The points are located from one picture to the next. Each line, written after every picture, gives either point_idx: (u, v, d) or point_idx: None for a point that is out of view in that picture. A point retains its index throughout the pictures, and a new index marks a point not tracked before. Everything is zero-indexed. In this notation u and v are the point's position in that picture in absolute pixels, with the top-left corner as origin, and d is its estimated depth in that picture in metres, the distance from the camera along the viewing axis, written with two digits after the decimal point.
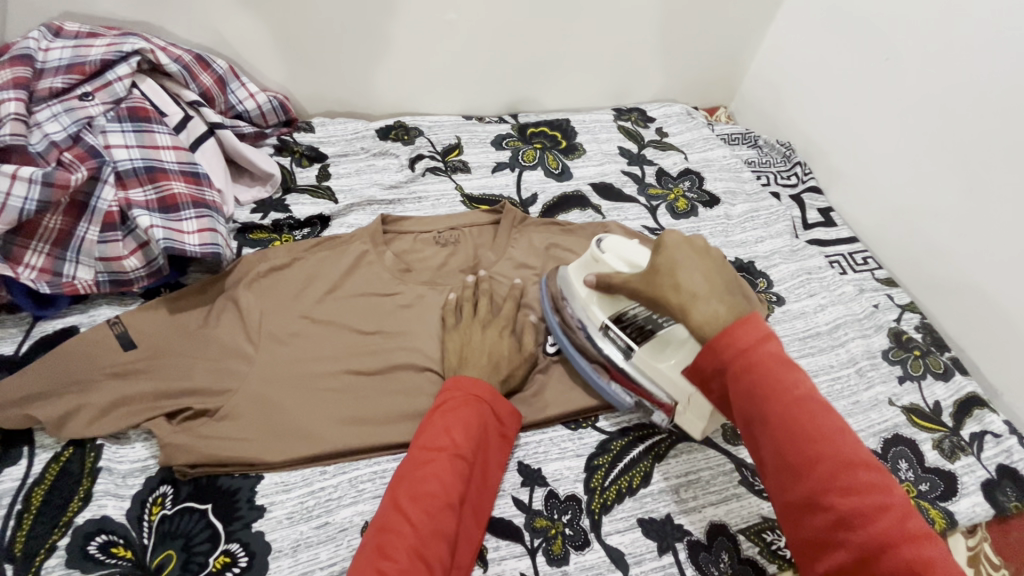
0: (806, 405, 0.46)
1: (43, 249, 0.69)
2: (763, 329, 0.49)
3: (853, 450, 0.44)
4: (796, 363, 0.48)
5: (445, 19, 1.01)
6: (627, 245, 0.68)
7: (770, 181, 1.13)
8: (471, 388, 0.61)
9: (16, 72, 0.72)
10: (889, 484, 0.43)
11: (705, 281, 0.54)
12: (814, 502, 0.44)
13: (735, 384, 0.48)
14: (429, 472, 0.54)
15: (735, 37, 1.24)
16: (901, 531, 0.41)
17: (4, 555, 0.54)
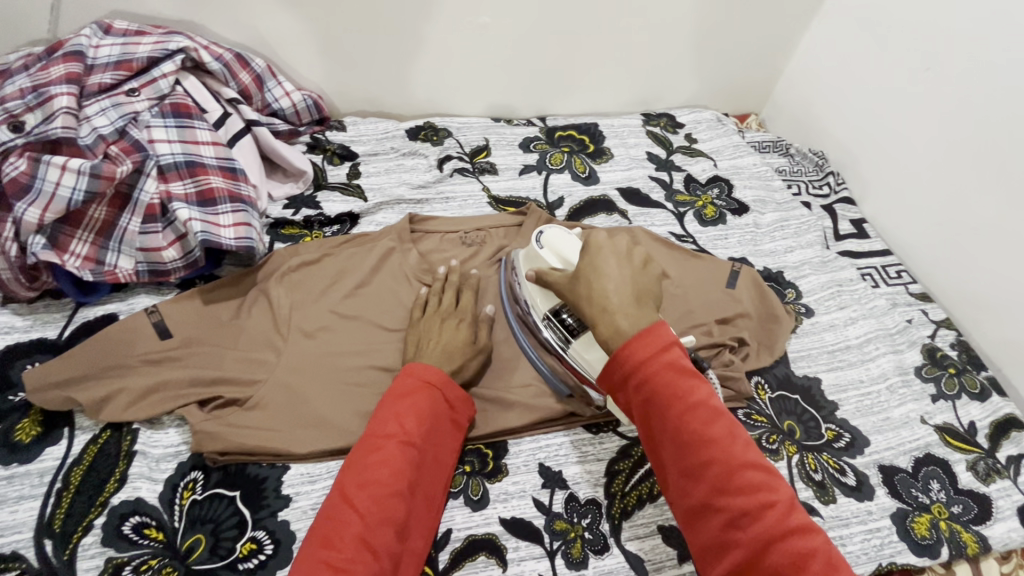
0: (700, 412, 0.48)
1: (87, 238, 0.72)
2: (665, 338, 0.51)
3: (741, 449, 0.47)
4: (693, 371, 0.50)
5: (477, 22, 1.02)
6: (563, 236, 0.68)
7: (801, 190, 1.11)
8: (422, 372, 0.59)
9: (70, 67, 0.75)
10: (773, 480, 0.46)
11: (618, 288, 0.56)
12: (709, 506, 0.47)
13: (639, 397, 0.50)
14: (376, 460, 0.53)
15: (769, 44, 1.22)
16: (784, 527, 0.44)
17: (45, 531, 0.56)
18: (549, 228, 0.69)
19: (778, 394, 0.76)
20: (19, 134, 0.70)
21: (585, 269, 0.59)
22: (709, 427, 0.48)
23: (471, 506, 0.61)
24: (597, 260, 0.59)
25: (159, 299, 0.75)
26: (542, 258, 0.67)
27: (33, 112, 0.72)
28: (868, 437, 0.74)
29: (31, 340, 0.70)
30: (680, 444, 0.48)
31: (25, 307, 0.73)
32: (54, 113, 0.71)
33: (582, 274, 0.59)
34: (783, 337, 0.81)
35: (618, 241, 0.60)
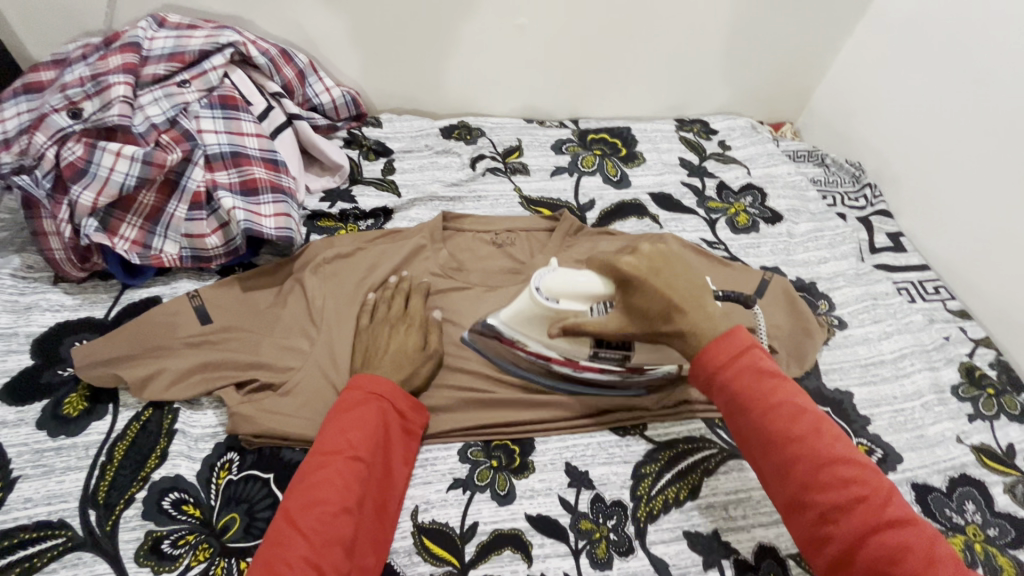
0: (786, 410, 0.51)
1: (136, 222, 0.75)
2: (747, 342, 0.55)
3: (831, 444, 0.50)
4: (782, 373, 0.54)
5: (515, 23, 1.03)
6: (560, 276, 0.62)
7: (836, 202, 1.10)
8: (370, 384, 0.60)
9: (126, 58, 0.77)
10: (868, 475, 0.48)
11: (690, 309, 0.57)
12: (802, 501, 0.49)
13: (724, 396, 0.54)
14: (323, 478, 0.52)
15: (807, 52, 1.20)
16: (884, 519, 0.46)
17: (90, 501, 0.58)
18: (541, 279, 0.63)
19: None
20: (78, 120, 0.73)
21: (647, 304, 0.58)
22: (794, 425, 0.51)
23: (497, 500, 0.62)
24: (652, 286, 0.57)
25: (201, 284, 0.78)
26: (562, 312, 0.62)
27: (91, 99, 0.74)
28: (901, 454, 0.72)
29: (79, 318, 0.73)
30: (772, 442, 0.51)
31: (74, 287, 0.76)
32: (111, 101, 0.74)
33: (652, 311, 0.58)
34: (813, 348, 0.79)
35: (648, 253, 0.59)
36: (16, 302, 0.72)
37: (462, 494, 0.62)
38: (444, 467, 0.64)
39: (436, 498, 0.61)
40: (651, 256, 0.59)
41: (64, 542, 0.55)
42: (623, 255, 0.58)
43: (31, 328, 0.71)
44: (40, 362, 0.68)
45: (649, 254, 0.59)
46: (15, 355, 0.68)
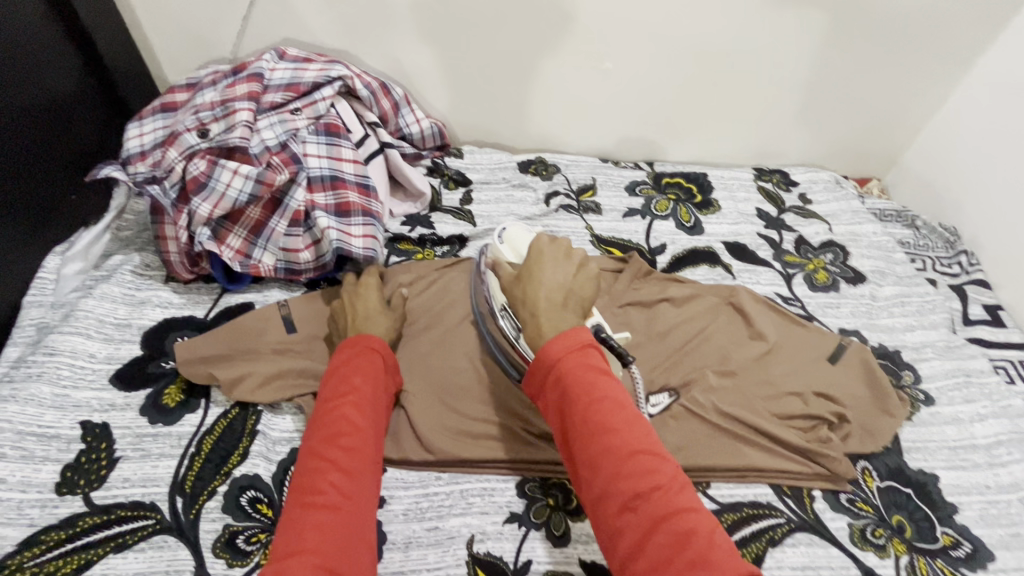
0: (604, 405, 0.49)
1: (242, 233, 0.82)
2: (582, 339, 0.54)
3: (643, 436, 0.48)
4: (609, 372, 0.52)
5: (601, 67, 1.07)
6: (520, 234, 0.76)
7: (926, 266, 1.04)
8: (361, 340, 0.65)
9: (251, 87, 0.85)
10: (661, 464, 0.46)
11: (551, 290, 0.60)
12: (607, 494, 0.46)
13: (557, 390, 0.52)
14: (337, 415, 0.56)
15: (902, 108, 1.16)
16: (675, 505, 0.44)
17: (178, 488, 0.63)
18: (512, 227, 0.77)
19: (887, 484, 0.71)
20: (204, 139, 0.81)
21: (525, 275, 0.63)
22: (613, 417, 0.48)
23: (552, 541, 0.62)
24: (537, 271, 0.62)
25: (289, 294, 0.84)
26: (501, 251, 0.74)
27: (218, 121, 0.82)
28: (994, 552, 0.66)
29: (183, 316, 0.80)
30: (584, 434, 0.48)
31: (182, 287, 0.84)
32: (234, 124, 0.81)
33: (521, 280, 0.63)
34: (892, 425, 0.74)
35: (559, 243, 0.65)
36: (133, 296, 0.81)
37: (517, 529, 0.62)
38: (502, 499, 0.65)
39: (492, 530, 0.62)
40: (559, 249, 0.65)
41: (154, 523, 0.60)
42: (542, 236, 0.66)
43: (143, 321, 0.78)
44: (148, 353, 0.75)
45: (557, 245, 0.65)
46: (128, 345, 0.75)
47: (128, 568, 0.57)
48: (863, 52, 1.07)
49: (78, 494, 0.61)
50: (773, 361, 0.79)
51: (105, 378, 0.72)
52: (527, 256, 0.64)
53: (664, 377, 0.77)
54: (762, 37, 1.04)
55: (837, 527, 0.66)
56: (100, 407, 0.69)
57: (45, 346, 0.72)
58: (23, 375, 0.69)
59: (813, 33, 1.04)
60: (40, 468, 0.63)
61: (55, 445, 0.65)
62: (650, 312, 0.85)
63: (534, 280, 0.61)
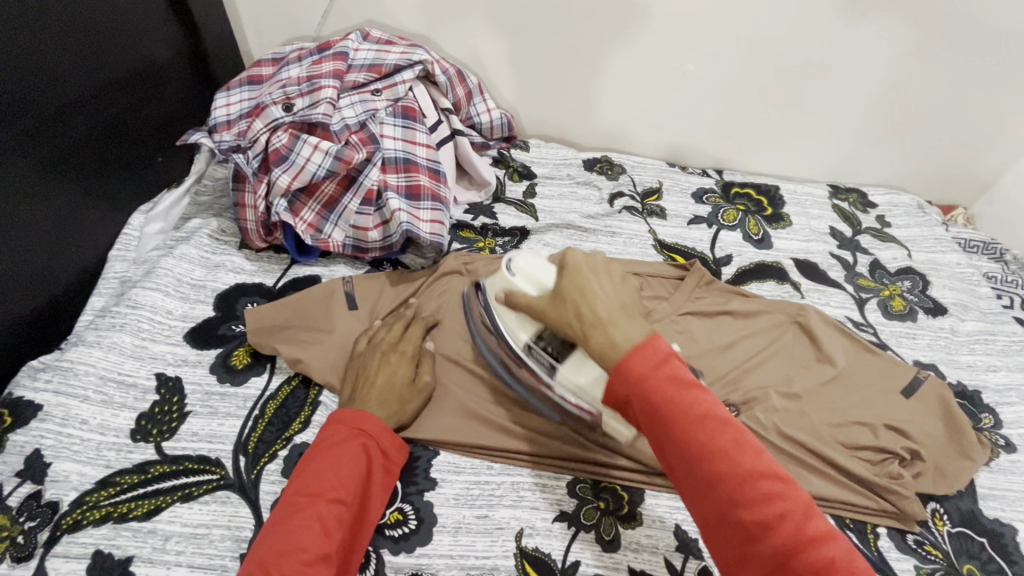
0: (704, 423, 0.44)
1: (315, 208, 0.84)
2: (663, 349, 0.48)
3: (753, 454, 0.44)
4: (701, 383, 0.47)
5: (681, 69, 1.04)
6: (533, 261, 0.64)
7: (1015, 304, 0.97)
8: (357, 420, 0.60)
9: (336, 65, 0.87)
10: (784, 487, 0.43)
11: (608, 304, 0.53)
12: (729, 520, 0.43)
13: (643, 409, 0.47)
14: (299, 523, 0.50)
15: (1002, 134, 1.09)
16: (807, 533, 0.40)
17: (241, 448, 0.65)
18: (516, 255, 0.65)
19: (958, 530, 0.67)
20: (289, 113, 0.83)
21: (570, 292, 0.56)
22: (715, 439, 0.44)
23: (601, 544, 0.61)
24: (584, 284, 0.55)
25: (354, 271, 0.85)
26: (514, 287, 0.64)
27: (303, 97, 0.84)
28: None
29: (253, 283, 0.82)
30: (688, 458, 0.45)
31: (253, 254, 0.86)
32: (318, 100, 0.83)
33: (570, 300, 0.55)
34: (968, 469, 0.70)
35: (595, 257, 0.57)
36: (209, 259, 0.84)
37: (567, 528, 0.62)
38: (552, 496, 0.64)
39: (541, 526, 0.62)
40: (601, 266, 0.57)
41: (217, 479, 0.62)
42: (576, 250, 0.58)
43: (217, 284, 0.81)
44: (220, 315, 0.78)
45: (595, 260, 0.57)
46: (202, 305, 0.78)
47: (192, 518, 0.59)
48: (964, 72, 1.01)
49: (150, 443, 0.64)
50: (841, 389, 0.76)
51: (180, 335, 0.75)
52: (564, 269, 0.57)
53: (724, 392, 0.75)
54: (856, 48, 0.99)
55: (903, 569, 0.63)
56: (174, 361, 0.72)
57: (128, 298, 0.76)
58: (107, 324, 0.73)
59: (912, 47, 0.98)
60: (118, 413, 0.66)
61: (132, 393, 0.68)
62: (710, 325, 0.82)
63: (585, 295, 0.54)
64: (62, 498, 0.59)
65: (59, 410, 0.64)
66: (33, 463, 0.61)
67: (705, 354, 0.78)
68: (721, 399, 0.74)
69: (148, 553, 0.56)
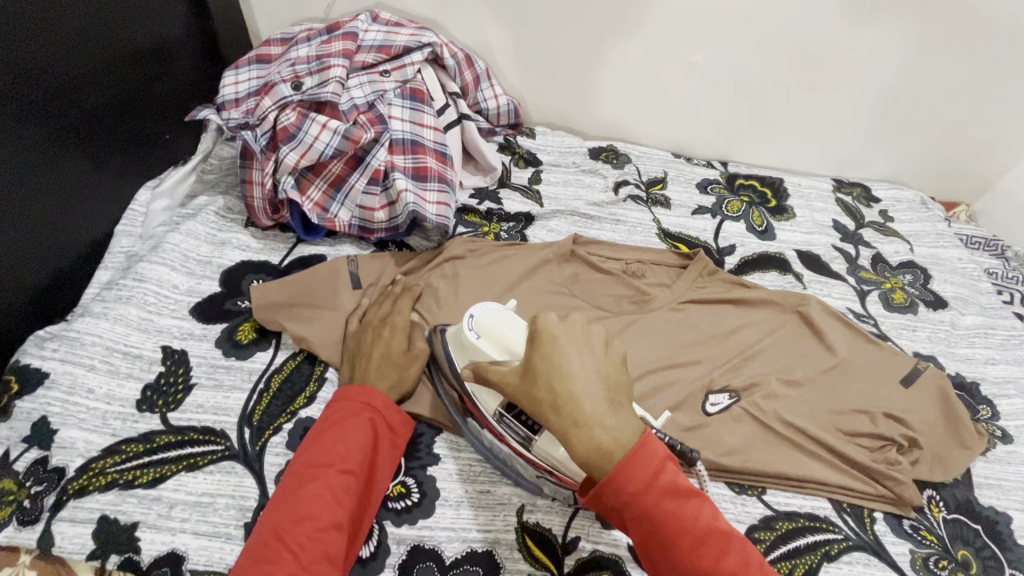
0: (709, 540, 0.46)
1: (322, 187, 0.84)
2: (660, 455, 0.49)
3: (756, 566, 0.46)
4: (699, 490, 0.48)
5: (689, 59, 1.04)
6: (500, 318, 0.61)
7: (1015, 300, 0.98)
8: (363, 396, 0.60)
9: (346, 45, 0.87)
10: None
11: (592, 392, 0.51)
12: None
13: (658, 531, 0.47)
14: (311, 493, 0.51)
15: (1007, 132, 1.09)
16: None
17: (246, 420, 0.65)
18: (481, 309, 0.62)
19: (954, 517, 0.68)
20: (298, 91, 0.84)
21: (546, 368, 0.53)
22: (723, 554, 0.46)
23: (602, 522, 0.61)
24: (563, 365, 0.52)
25: (360, 251, 0.85)
26: (479, 349, 0.61)
27: (312, 76, 0.85)
28: None
29: (259, 260, 0.83)
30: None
31: (259, 233, 0.87)
32: (328, 80, 0.84)
33: (542, 381, 0.52)
34: (965, 457, 0.71)
35: (572, 325, 0.55)
36: (215, 236, 0.84)
37: (568, 505, 0.62)
38: None
39: (543, 502, 0.62)
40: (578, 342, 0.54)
41: (222, 449, 0.63)
42: (548, 315, 0.55)
43: (223, 261, 0.82)
44: (226, 291, 0.78)
45: (570, 324, 0.55)
46: (208, 281, 0.79)
47: (197, 487, 0.59)
48: (972, 67, 1.01)
49: (156, 413, 0.65)
50: (840, 378, 0.76)
51: (186, 309, 0.75)
52: (538, 341, 0.54)
53: (726, 377, 0.75)
54: (865, 41, 0.99)
55: (898, 552, 0.64)
56: (180, 335, 0.72)
57: (135, 272, 0.76)
58: (113, 296, 0.73)
59: (921, 41, 0.98)
60: (124, 384, 0.66)
61: (138, 364, 0.68)
62: (711, 313, 0.82)
63: (567, 376, 0.51)
64: (69, 463, 0.59)
65: (65, 378, 0.65)
66: (40, 429, 0.61)
67: (705, 340, 0.79)
68: (723, 384, 0.74)
69: (153, 520, 0.57)
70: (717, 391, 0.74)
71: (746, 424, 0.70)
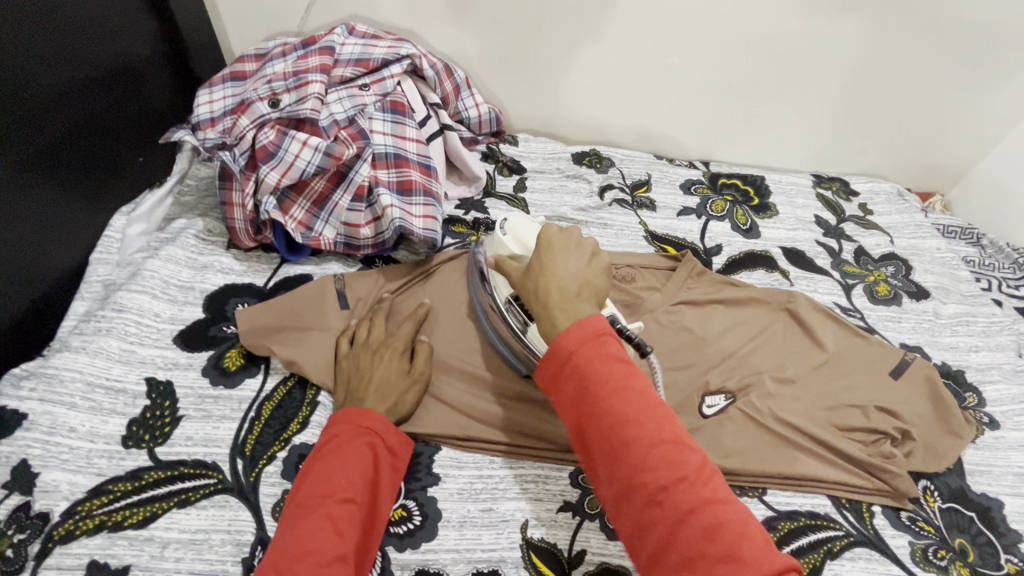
0: (629, 395, 0.46)
1: (305, 206, 0.83)
2: (601, 327, 0.49)
3: (663, 423, 0.45)
4: (631, 359, 0.48)
5: (667, 62, 1.05)
6: (524, 224, 0.68)
7: (993, 286, 1.00)
8: (360, 419, 0.59)
9: (323, 60, 0.86)
10: (686, 453, 0.44)
11: (566, 283, 0.54)
12: (631, 485, 0.44)
13: (573, 379, 0.47)
14: (313, 525, 0.49)
15: (977, 122, 1.12)
16: (703, 495, 0.42)
17: (239, 450, 0.64)
18: (509, 219, 0.70)
19: (949, 506, 0.69)
20: (276, 109, 0.82)
21: (536, 266, 0.57)
22: (631, 408, 0.45)
23: (607, 534, 0.61)
24: (550, 259, 0.57)
25: (347, 269, 0.84)
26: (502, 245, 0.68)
27: (290, 93, 0.83)
28: None
29: (243, 283, 0.81)
30: (603, 423, 0.45)
31: (242, 254, 0.85)
32: (306, 96, 0.82)
33: (534, 271, 0.57)
34: (956, 447, 0.72)
35: (568, 234, 0.59)
36: (196, 260, 0.82)
37: (572, 518, 0.62)
38: (556, 488, 0.64)
39: (547, 517, 0.62)
40: (574, 242, 0.59)
41: (215, 483, 0.61)
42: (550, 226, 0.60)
43: (205, 285, 0.80)
44: (209, 316, 0.76)
45: (570, 236, 0.60)
46: (191, 307, 0.77)
47: (190, 524, 0.58)
48: (940, 61, 1.03)
49: (142, 449, 0.63)
50: (832, 374, 0.77)
51: (169, 338, 0.73)
52: (537, 244, 0.59)
53: (721, 379, 0.75)
54: (838, 39, 1.01)
55: (898, 545, 0.65)
56: (164, 365, 0.70)
57: (113, 302, 0.73)
58: (92, 329, 0.70)
59: (890, 38, 1.00)
60: (107, 420, 0.64)
61: (121, 399, 0.66)
62: (702, 314, 0.83)
63: (547, 269, 0.56)
64: (52, 509, 0.57)
65: (45, 418, 0.62)
66: (20, 473, 0.59)
67: (700, 343, 0.79)
68: (718, 386, 0.75)
69: (145, 561, 0.55)
70: (713, 393, 0.74)
71: (744, 425, 0.71)
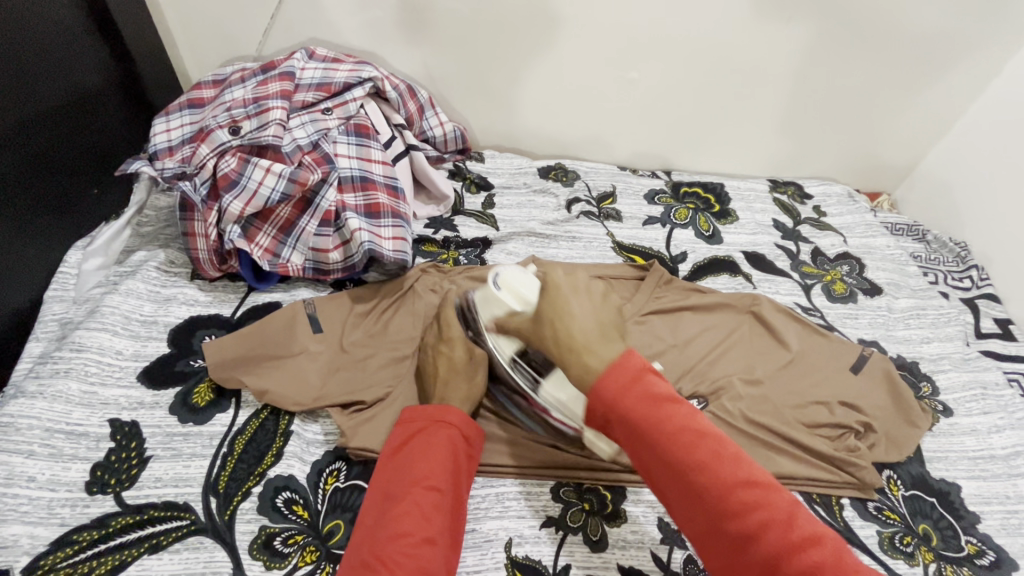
0: (682, 437, 0.45)
1: (271, 232, 0.82)
2: (638, 365, 0.49)
3: (736, 463, 0.43)
4: (678, 396, 0.47)
5: (626, 77, 1.08)
6: (521, 276, 0.64)
7: (939, 279, 1.07)
8: (436, 413, 0.60)
9: (283, 86, 0.85)
10: (770, 496, 0.42)
11: (587, 327, 0.53)
12: (713, 529, 0.42)
13: (623, 426, 0.47)
14: (403, 511, 0.51)
15: (915, 126, 1.19)
16: (794, 538, 0.40)
17: (211, 488, 0.62)
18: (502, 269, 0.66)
19: (912, 493, 0.72)
20: (237, 136, 0.81)
21: (550, 314, 0.56)
22: (693, 451, 0.44)
23: (590, 546, 0.61)
24: (567, 310, 0.55)
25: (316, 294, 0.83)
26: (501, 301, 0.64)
27: (250, 119, 0.82)
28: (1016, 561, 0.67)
29: (209, 314, 0.79)
30: (666, 468, 0.45)
31: (208, 284, 0.83)
32: (267, 122, 0.81)
33: (547, 319, 0.56)
34: (914, 436, 0.76)
35: (575, 277, 0.58)
36: (159, 293, 0.80)
37: (555, 532, 0.62)
38: (539, 503, 0.65)
39: (530, 533, 0.62)
40: (583, 290, 0.57)
41: (188, 524, 0.59)
42: (555, 272, 0.58)
43: (169, 318, 0.77)
44: (174, 351, 0.74)
45: (577, 278, 0.58)
46: (155, 342, 0.74)
47: (162, 570, 0.56)
48: (877, 70, 1.10)
49: (108, 494, 0.60)
50: (798, 373, 0.80)
51: (133, 376, 0.70)
52: (546, 293, 0.57)
53: (693, 385, 0.78)
54: (783, 52, 1.06)
55: (867, 535, 0.67)
56: (128, 405, 0.68)
57: (71, 341, 0.70)
58: (49, 371, 0.68)
59: (831, 49, 1.06)
60: (69, 466, 0.61)
61: (83, 443, 0.63)
62: (671, 321, 0.85)
63: (563, 315, 0.54)
64: (12, 564, 0.54)
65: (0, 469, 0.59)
66: None
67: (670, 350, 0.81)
68: (690, 392, 0.77)
69: None
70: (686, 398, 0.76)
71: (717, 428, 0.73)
